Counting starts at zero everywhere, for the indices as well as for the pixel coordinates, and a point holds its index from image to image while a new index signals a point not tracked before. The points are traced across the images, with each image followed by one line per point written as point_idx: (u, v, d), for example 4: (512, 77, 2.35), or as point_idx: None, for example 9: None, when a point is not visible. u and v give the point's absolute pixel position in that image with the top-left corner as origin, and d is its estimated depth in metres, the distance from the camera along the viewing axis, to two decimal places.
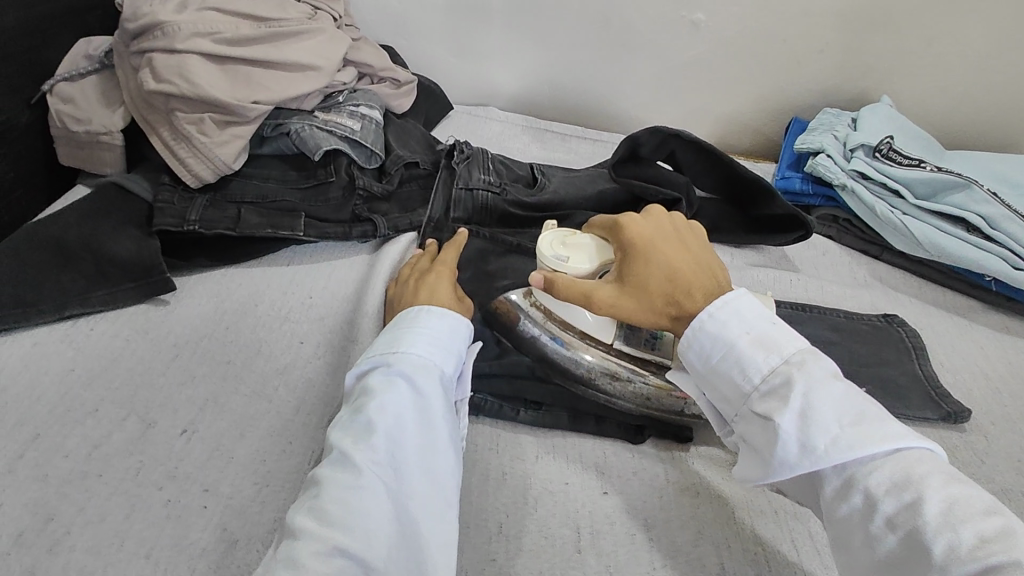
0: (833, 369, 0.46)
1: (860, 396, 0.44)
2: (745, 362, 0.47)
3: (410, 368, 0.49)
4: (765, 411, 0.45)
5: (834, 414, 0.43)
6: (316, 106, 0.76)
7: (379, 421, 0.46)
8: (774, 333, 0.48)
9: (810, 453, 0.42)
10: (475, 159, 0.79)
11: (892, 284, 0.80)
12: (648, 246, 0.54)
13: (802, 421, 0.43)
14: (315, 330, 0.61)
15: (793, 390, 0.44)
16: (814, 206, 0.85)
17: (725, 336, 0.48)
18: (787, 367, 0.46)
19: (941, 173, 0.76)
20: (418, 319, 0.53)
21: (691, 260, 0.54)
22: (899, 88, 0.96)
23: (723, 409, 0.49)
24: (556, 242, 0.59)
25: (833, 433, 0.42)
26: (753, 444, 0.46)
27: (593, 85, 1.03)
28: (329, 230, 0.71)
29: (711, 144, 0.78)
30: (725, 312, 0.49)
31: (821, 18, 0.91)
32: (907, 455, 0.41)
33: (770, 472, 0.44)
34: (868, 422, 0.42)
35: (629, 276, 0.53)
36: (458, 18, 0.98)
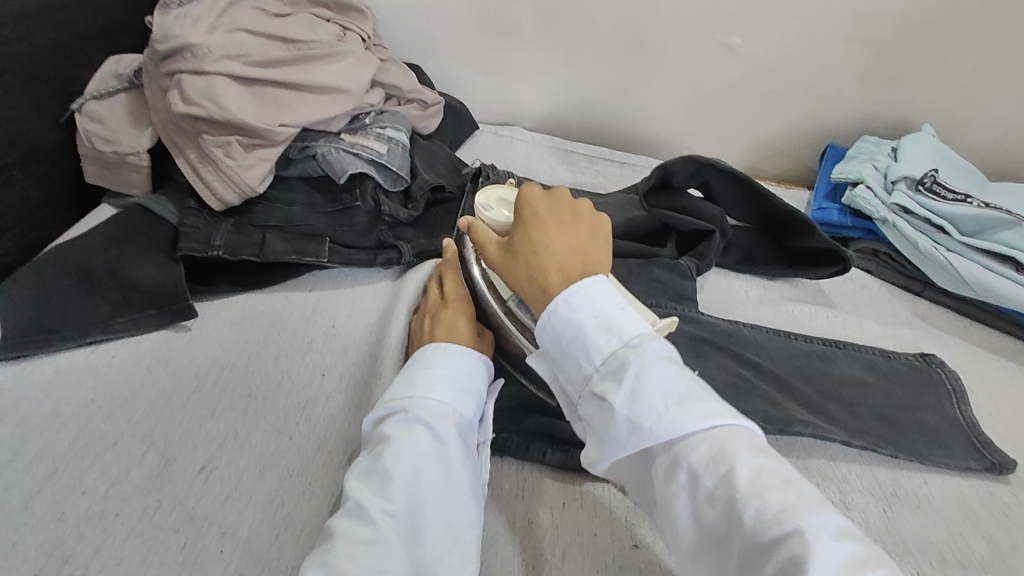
0: (670, 352, 0.44)
1: (688, 377, 0.43)
2: (588, 343, 0.45)
3: (427, 414, 0.48)
4: (601, 392, 0.43)
5: (660, 394, 0.41)
6: (342, 128, 0.75)
7: (398, 471, 0.44)
8: (619, 314, 0.45)
9: (638, 431, 0.41)
10: (501, 184, 0.79)
11: (934, 324, 0.76)
12: (537, 219, 0.52)
13: (632, 398, 0.41)
14: (338, 362, 0.60)
15: (626, 369, 0.42)
16: (852, 238, 0.82)
17: (574, 319, 0.46)
18: (625, 350, 0.44)
19: (988, 209, 0.73)
20: (434, 361, 0.52)
21: (575, 244, 0.51)
22: (942, 115, 0.93)
23: (569, 391, 0.47)
24: (492, 196, 0.61)
25: (658, 410, 0.40)
26: (593, 427, 0.44)
27: (622, 107, 1.01)
28: (355, 257, 0.70)
29: (747, 175, 0.76)
30: (577, 296, 0.46)
31: (862, 43, 0.88)
32: (721, 434, 0.39)
33: (608, 454, 0.42)
34: (687, 401, 0.41)
35: (515, 243, 0.52)
36: (487, 38, 0.97)
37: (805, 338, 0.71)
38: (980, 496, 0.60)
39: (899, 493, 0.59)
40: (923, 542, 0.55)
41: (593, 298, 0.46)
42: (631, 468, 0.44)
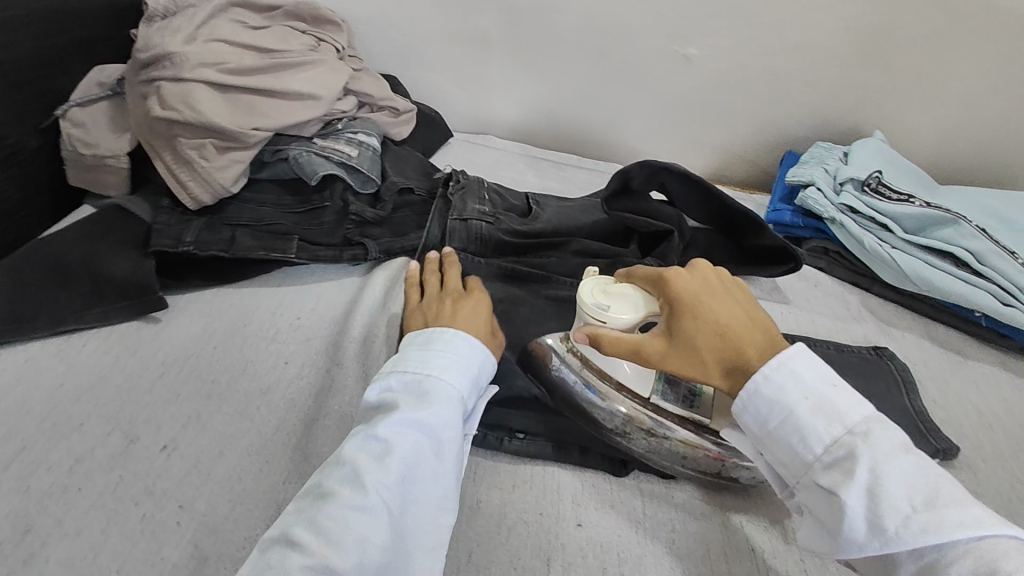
0: (901, 439, 0.44)
1: (932, 468, 0.43)
2: (803, 428, 0.45)
3: (437, 398, 0.49)
4: (827, 484, 0.44)
5: (905, 493, 0.41)
6: (315, 133, 0.79)
7: (402, 444, 0.46)
8: (833, 395, 0.46)
9: (881, 535, 0.41)
10: (469, 189, 0.82)
11: (883, 317, 0.79)
12: (699, 304, 0.51)
13: (870, 495, 0.42)
14: (301, 351, 0.63)
15: (857, 462, 0.43)
16: (804, 238, 0.86)
17: (783, 401, 0.46)
18: (849, 438, 0.44)
19: (929, 208, 0.77)
20: (453, 346, 0.53)
21: (737, 310, 0.52)
22: (890, 123, 0.98)
23: (783, 473, 0.48)
24: (596, 288, 0.56)
25: (905, 514, 0.41)
26: (816, 513, 0.45)
27: (590, 117, 1.06)
28: (320, 253, 0.72)
29: (700, 176, 0.79)
30: (782, 374, 0.47)
31: (813, 54, 0.92)
32: (990, 545, 0.39)
33: (839, 549, 0.43)
34: (941, 503, 0.40)
35: (681, 334, 0.51)
36: (460, 50, 1.01)
37: None
38: None
39: None
40: None
41: (801, 378, 0.47)
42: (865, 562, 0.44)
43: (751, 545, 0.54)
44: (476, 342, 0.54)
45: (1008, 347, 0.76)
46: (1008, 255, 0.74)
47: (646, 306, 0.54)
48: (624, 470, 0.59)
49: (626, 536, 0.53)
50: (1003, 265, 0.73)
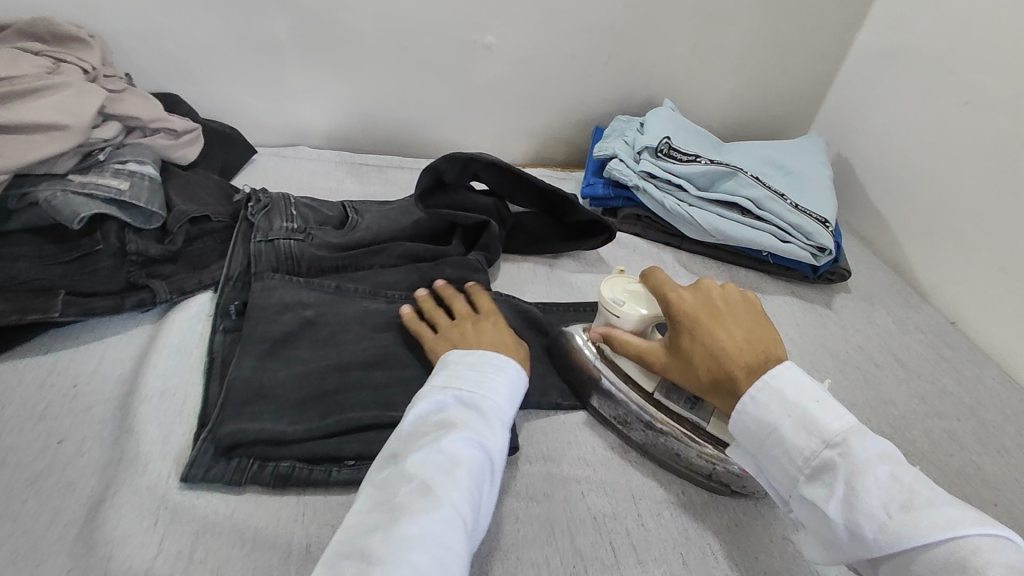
0: (878, 444, 0.47)
1: (907, 471, 0.46)
2: (787, 444, 0.49)
3: (496, 422, 0.50)
4: (811, 495, 0.47)
5: (880, 500, 0.44)
6: (71, 169, 0.68)
7: (468, 463, 0.46)
8: (818, 408, 0.49)
9: (863, 541, 0.44)
10: (274, 206, 0.76)
11: (694, 270, 0.86)
12: (699, 324, 0.56)
13: (848, 505, 0.45)
14: (81, 423, 0.54)
15: (836, 477, 0.46)
16: (618, 207, 0.90)
17: (768, 421, 0.50)
18: (829, 451, 0.47)
19: (713, 165, 0.84)
20: (504, 368, 0.54)
21: (735, 331, 0.55)
22: (679, 91, 1.06)
23: (775, 487, 0.51)
24: (618, 286, 0.63)
25: (881, 519, 0.44)
26: (812, 525, 0.48)
27: (403, 114, 1.03)
28: (96, 305, 0.63)
29: (508, 163, 0.80)
30: (766, 393, 0.51)
31: (601, 33, 0.97)
32: (967, 544, 0.41)
33: (836, 554, 0.46)
34: (917, 506, 0.43)
35: (679, 343, 0.57)
36: (247, 57, 0.92)
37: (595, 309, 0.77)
38: None
39: None
40: None
41: (783, 395, 0.50)
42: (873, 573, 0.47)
43: (592, 514, 0.56)
44: (518, 368, 0.55)
45: (793, 277, 0.87)
46: (780, 199, 0.84)
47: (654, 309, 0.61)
48: None
49: None
50: (776, 208, 0.82)
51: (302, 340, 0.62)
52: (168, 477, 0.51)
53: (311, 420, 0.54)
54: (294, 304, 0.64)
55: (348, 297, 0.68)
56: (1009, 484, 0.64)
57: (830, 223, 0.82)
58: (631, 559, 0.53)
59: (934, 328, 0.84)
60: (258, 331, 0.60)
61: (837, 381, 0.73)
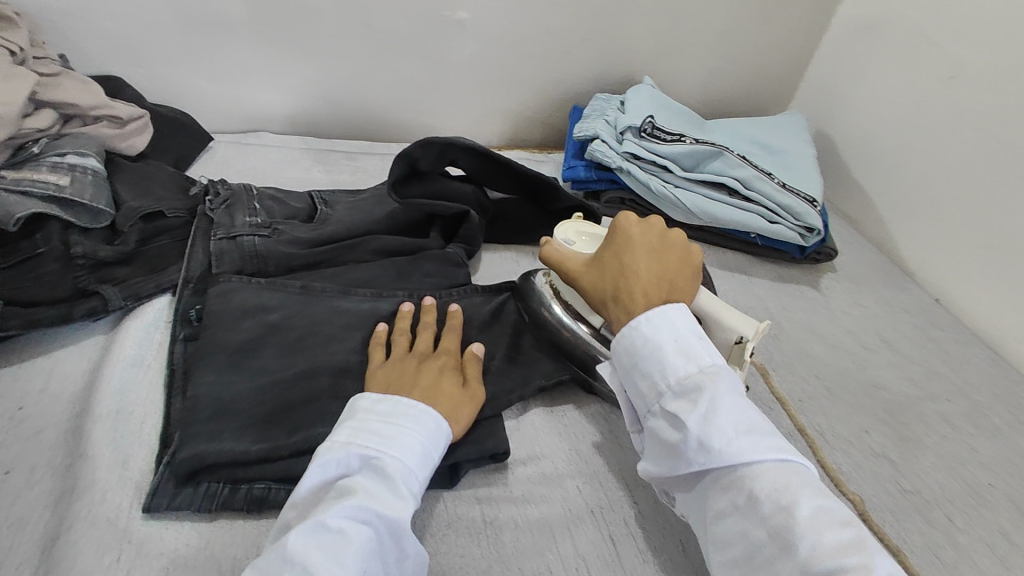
0: (738, 387, 0.48)
1: (755, 412, 0.46)
2: (666, 363, 0.48)
3: (404, 493, 0.44)
4: (675, 409, 0.47)
5: (732, 419, 0.45)
6: (3, 165, 0.61)
7: (360, 545, 0.41)
8: (696, 341, 0.49)
9: (708, 451, 0.44)
10: (236, 200, 0.70)
11: None
12: (629, 246, 0.56)
13: (705, 419, 0.45)
14: (30, 451, 0.49)
15: (702, 394, 0.46)
16: (601, 191, 0.86)
17: (655, 340, 0.49)
18: (701, 375, 0.47)
19: (699, 144, 0.81)
20: (418, 425, 0.49)
21: (661, 263, 0.56)
22: (657, 68, 1.03)
23: (637, 404, 0.51)
24: (570, 230, 0.67)
25: (730, 436, 0.44)
26: (662, 438, 0.47)
27: (371, 96, 0.97)
28: (41, 315, 0.57)
29: (487, 147, 0.76)
30: (658, 317, 0.50)
31: (577, 7, 0.93)
32: (791, 470, 0.42)
33: (677, 465, 0.45)
34: (760, 435, 0.44)
35: (602, 259, 0.58)
36: (197, 36, 0.85)
37: None
38: None
39: None
40: None
41: (673, 325, 0.50)
42: (689, 501, 0.47)
43: (593, 517, 0.53)
44: (442, 422, 0.50)
45: (778, 258, 0.85)
46: (766, 177, 0.81)
47: None
48: (454, 478, 0.54)
49: (468, 553, 0.49)
50: (764, 187, 0.80)
51: (272, 347, 0.57)
52: (130, 508, 0.46)
53: (287, 437, 0.51)
54: (255, 309, 0.60)
55: (315, 296, 0.63)
56: (1002, 464, 0.63)
57: (817, 202, 0.81)
58: (637, 557, 0.51)
59: (918, 306, 0.83)
60: (217, 341, 0.56)
61: (826, 365, 0.72)
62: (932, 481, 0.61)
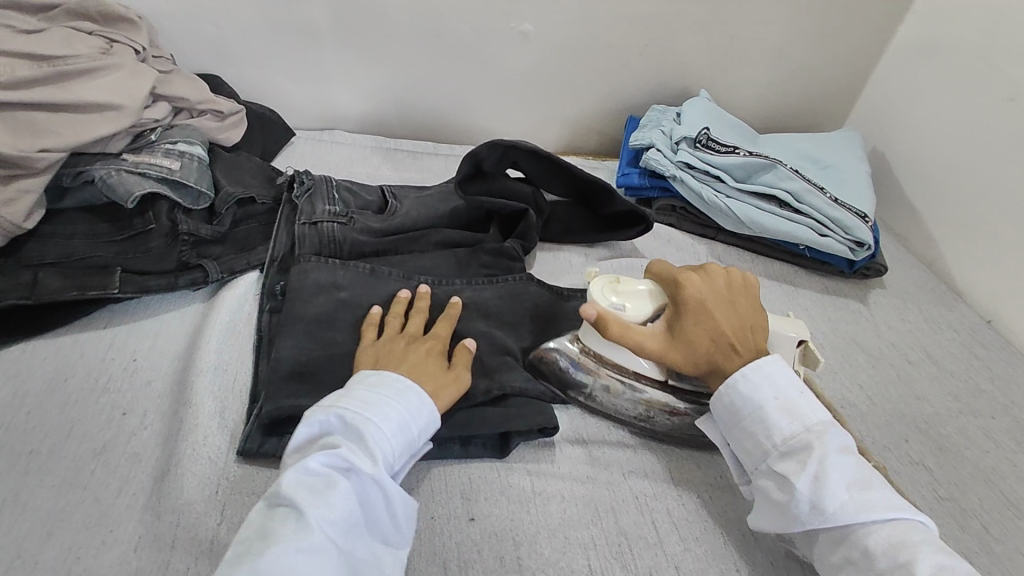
0: (846, 441, 0.53)
1: (864, 466, 0.52)
2: (769, 422, 0.54)
3: (380, 452, 0.48)
4: (783, 469, 0.52)
5: (843, 478, 0.50)
6: (124, 148, 0.69)
7: (340, 494, 0.45)
8: (798, 398, 0.55)
9: (820, 512, 0.49)
10: (316, 189, 0.76)
11: (729, 263, 0.87)
12: (706, 311, 0.59)
13: (815, 481, 0.50)
14: (142, 397, 0.56)
15: (809, 455, 0.51)
16: (653, 198, 0.90)
17: (756, 398, 0.55)
18: (807, 435, 0.53)
19: (752, 157, 0.84)
20: (399, 393, 0.52)
21: (735, 316, 0.60)
22: (713, 81, 1.06)
23: (743, 460, 0.56)
24: (609, 286, 0.62)
25: (842, 497, 0.49)
26: (770, 496, 0.52)
27: (439, 101, 1.03)
28: (152, 284, 0.64)
29: (547, 152, 0.81)
30: (759, 375, 0.56)
31: (637, 21, 0.97)
32: (904, 527, 0.47)
33: (786, 523, 0.50)
34: (874, 492, 0.49)
35: (683, 332, 0.59)
36: (286, 40, 0.93)
37: None
38: None
39: None
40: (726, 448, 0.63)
41: (774, 382, 0.55)
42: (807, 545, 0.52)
43: (634, 496, 0.57)
44: (420, 395, 0.53)
45: (826, 271, 0.87)
46: (818, 192, 0.83)
47: (656, 299, 0.62)
48: (506, 450, 0.59)
49: (518, 519, 0.54)
50: (816, 201, 0.82)
51: (346, 322, 0.63)
52: (227, 452, 0.52)
53: None
54: (329, 286, 0.65)
55: (382, 281, 0.68)
56: None
57: (869, 218, 0.82)
58: (674, 537, 0.55)
59: (967, 326, 0.84)
60: (295, 311, 0.62)
61: (869, 376, 0.74)
62: (970, 493, 0.62)
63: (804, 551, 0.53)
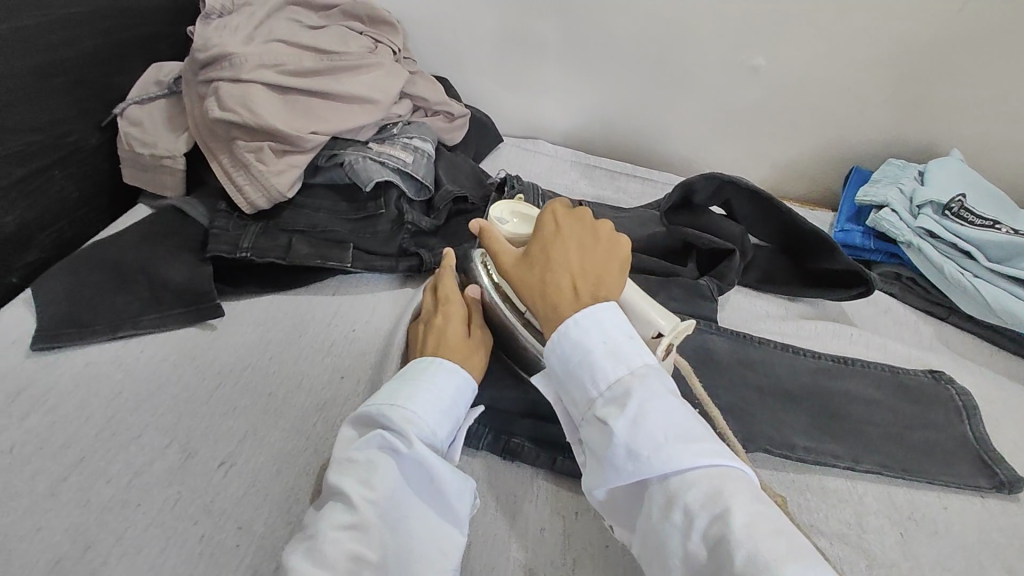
0: (671, 386, 0.45)
1: (690, 414, 0.44)
2: (595, 369, 0.45)
3: (417, 431, 0.47)
4: (603, 418, 0.44)
5: (662, 422, 0.42)
6: (371, 138, 0.76)
7: (386, 475, 0.44)
8: (626, 342, 0.46)
9: (635, 459, 0.41)
10: (524, 196, 0.78)
11: (958, 350, 0.75)
12: (555, 236, 0.51)
13: (632, 426, 0.42)
14: (356, 365, 0.61)
15: (630, 397, 0.43)
16: (875, 261, 0.82)
17: (584, 344, 0.46)
18: (631, 380, 0.44)
19: (1018, 237, 0.72)
20: (434, 377, 0.51)
21: (592, 258, 0.51)
22: (967, 141, 0.92)
23: (573, 413, 0.47)
24: (506, 208, 0.63)
25: (658, 443, 0.41)
26: (596, 450, 0.44)
27: (646, 125, 1.02)
28: (377, 263, 0.71)
29: (766, 192, 0.76)
30: (588, 321, 0.47)
31: (886, 66, 0.88)
32: (722, 474, 0.40)
33: (606, 478, 0.43)
34: (692, 438, 0.41)
35: (531, 255, 0.52)
36: (514, 52, 0.98)
37: (813, 354, 0.69)
38: (1004, 526, 0.59)
39: (914, 516, 0.59)
40: (938, 566, 0.55)
41: (601, 325, 0.47)
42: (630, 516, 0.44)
43: None
44: (461, 374, 0.52)
45: None
46: None
47: None
48: None
49: None
50: None
51: None
52: None
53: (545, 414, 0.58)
54: None
55: None
56: None
57: None
58: None
59: None
60: None
61: None
62: None
63: (625, 527, 0.45)
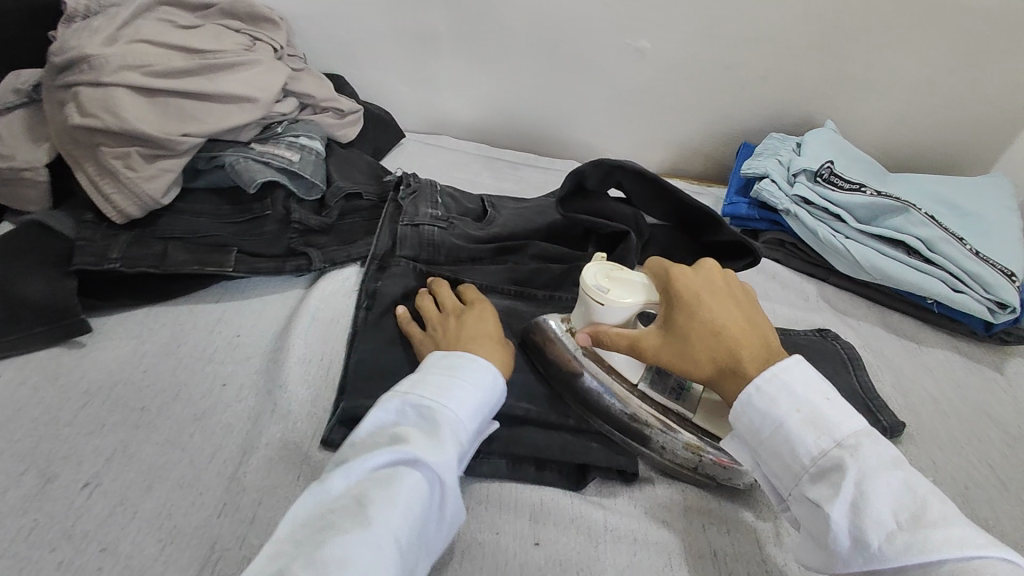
0: (894, 455, 0.42)
1: (924, 486, 0.40)
2: (794, 440, 0.44)
3: (454, 440, 0.46)
4: (814, 497, 0.42)
5: (890, 506, 0.39)
6: (253, 138, 0.74)
7: (412, 482, 0.42)
8: (827, 410, 0.44)
9: (863, 550, 0.39)
10: (421, 192, 0.77)
11: (839, 308, 0.80)
12: (697, 300, 0.50)
13: (855, 510, 0.40)
14: (240, 372, 0.60)
15: (844, 476, 0.41)
16: (761, 230, 0.86)
17: (773, 412, 0.45)
18: (839, 451, 0.42)
19: (880, 198, 0.77)
20: (477, 380, 0.50)
21: (738, 314, 0.51)
22: (841, 113, 0.98)
23: (776, 483, 0.46)
24: (601, 273, 0.57)
25: (888, 528, 0.38)
26: (807, 528, 0.43)
27: (546, 113, 1.03)
28: (260, 265, 0.68)
29: (655, 174, 0.76)
30: (773, 385, 0.46)
31: (763, 45, 0.92)
32: (982, 568, 0.36)
33: (831, 563, 0.41)
34: (927, 521, 0.38)
35: (675, 326, 0.50)
36: (408, 45, 0.97)
37: None
38: None
39: None
40: None
41: (791, 390, 0.45)
42: None
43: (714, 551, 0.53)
44: (500, 379, 0.52)
45: (957, 331, 0.78)
46: (957, 241, 0.75)
47: (647, 295, 0.55)
48: (582, 482, 0.57)
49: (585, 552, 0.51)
50: (955, 254, 0.74)
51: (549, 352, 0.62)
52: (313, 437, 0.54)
53: None
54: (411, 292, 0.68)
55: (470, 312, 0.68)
56: None
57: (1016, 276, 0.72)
58: None
59: None
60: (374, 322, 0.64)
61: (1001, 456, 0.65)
62: None
63: None
